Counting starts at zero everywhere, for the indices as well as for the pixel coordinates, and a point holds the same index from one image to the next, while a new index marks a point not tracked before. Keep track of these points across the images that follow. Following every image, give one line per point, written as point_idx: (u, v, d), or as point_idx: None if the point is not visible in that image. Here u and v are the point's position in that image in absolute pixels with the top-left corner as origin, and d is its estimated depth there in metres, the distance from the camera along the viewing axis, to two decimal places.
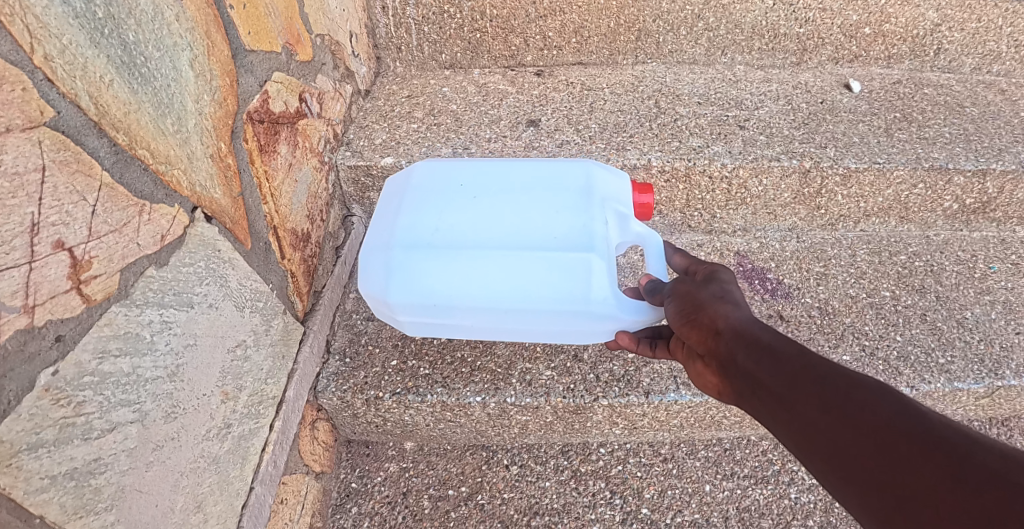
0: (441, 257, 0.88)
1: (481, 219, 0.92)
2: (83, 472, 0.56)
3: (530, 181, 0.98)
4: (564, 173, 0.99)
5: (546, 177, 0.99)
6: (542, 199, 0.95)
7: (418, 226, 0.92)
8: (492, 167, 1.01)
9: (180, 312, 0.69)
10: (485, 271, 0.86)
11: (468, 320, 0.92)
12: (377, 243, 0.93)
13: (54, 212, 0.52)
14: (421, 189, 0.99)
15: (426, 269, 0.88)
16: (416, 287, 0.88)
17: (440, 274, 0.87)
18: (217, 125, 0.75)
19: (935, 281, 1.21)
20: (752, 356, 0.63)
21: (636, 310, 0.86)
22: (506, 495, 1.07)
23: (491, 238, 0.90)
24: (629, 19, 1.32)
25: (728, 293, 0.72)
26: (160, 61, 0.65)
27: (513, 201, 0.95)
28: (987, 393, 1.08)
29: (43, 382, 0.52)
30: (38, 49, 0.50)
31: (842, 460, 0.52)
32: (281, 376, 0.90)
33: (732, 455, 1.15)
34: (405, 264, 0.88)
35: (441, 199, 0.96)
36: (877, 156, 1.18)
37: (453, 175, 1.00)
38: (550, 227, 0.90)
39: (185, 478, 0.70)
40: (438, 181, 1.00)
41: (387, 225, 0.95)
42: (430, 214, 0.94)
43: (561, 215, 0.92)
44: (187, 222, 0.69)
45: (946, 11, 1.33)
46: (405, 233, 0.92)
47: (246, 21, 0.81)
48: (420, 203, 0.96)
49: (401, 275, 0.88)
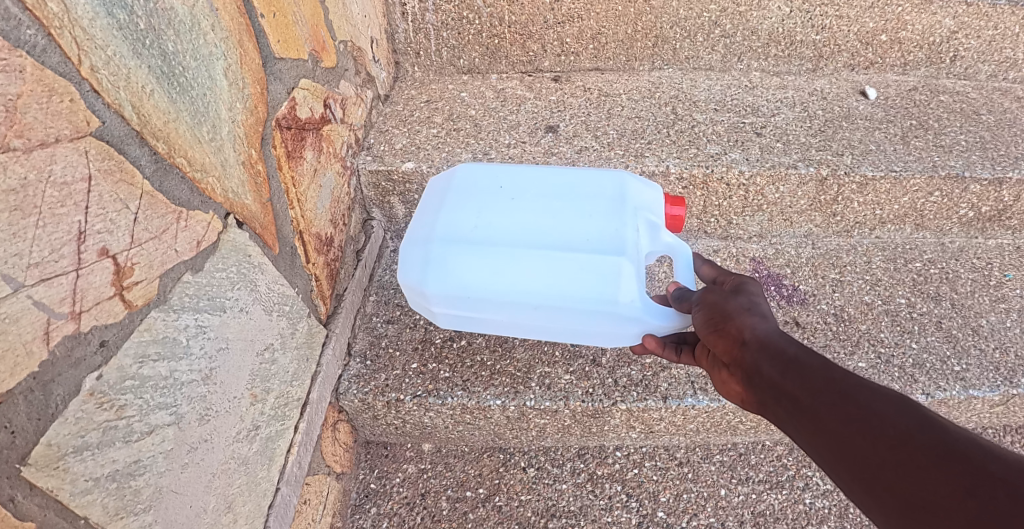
0: (478, 252, 0.90)
1: (517, 219, 0.94)
2: (124, 474, 0.57)
3: (565, 186, 1.01)
4: (595, 183, 1.01)
5: (578, 184, 1.01)
6: (576, 205, 0.96)
7: (456, 224, 0.94)
8: (530, 172, 1.03)
9: (213, 317, 0.70)
10: (517, 268, 0.88)
11: (500, 316, 0.93)
12: (417, 239, 0.95)
13: (99, 221, 0.53)
14: (460, 191, 1.01)
15: (463, 266, 0.89)
16: (451, 282, 0.89)
17: (476, 269, 0.89)
18: (248, 132, 0.76)
19: (950, 289, 1.22)
20: (777, 367, 0.63)
21: (665, 316, 0.87)
22: (524, 497, 1.08)
23: (526, 238, 0.91)
24: (646, 25, 1.32)
25: (756, 305, 0.72)
26: (196, 70, 0.66)
27: (548, 204, 0.96)
28: (1002, 401, 1.09)
29: (88, 386, 0.53)
30: (85, 61, 0.51)
31: (862, 470, 0.53)
32: (306, 378, 0.91)
33: (747, 460, 1.16)
34: (442, 260, 0.90)
35: (478, 200, 0.98)
36: (893, 164, 1.18)
37: (492, 179, 1.02)
38: (583, 230, 0.92)
39: (216, 479, 0.71)
40: (477, 183, 1.02)
41: (426, 222, 0.97)
42: (468, 214, 0.95)
43: (594, 220, 0.93)
44: (220, 228, 0.71)
45: (963, 19, 1.33)
46: (446, 229, 0.94)
47: (275, 30, 0.83)
48: (460, 203, 0.98)
49: (437, 270, 0.90)
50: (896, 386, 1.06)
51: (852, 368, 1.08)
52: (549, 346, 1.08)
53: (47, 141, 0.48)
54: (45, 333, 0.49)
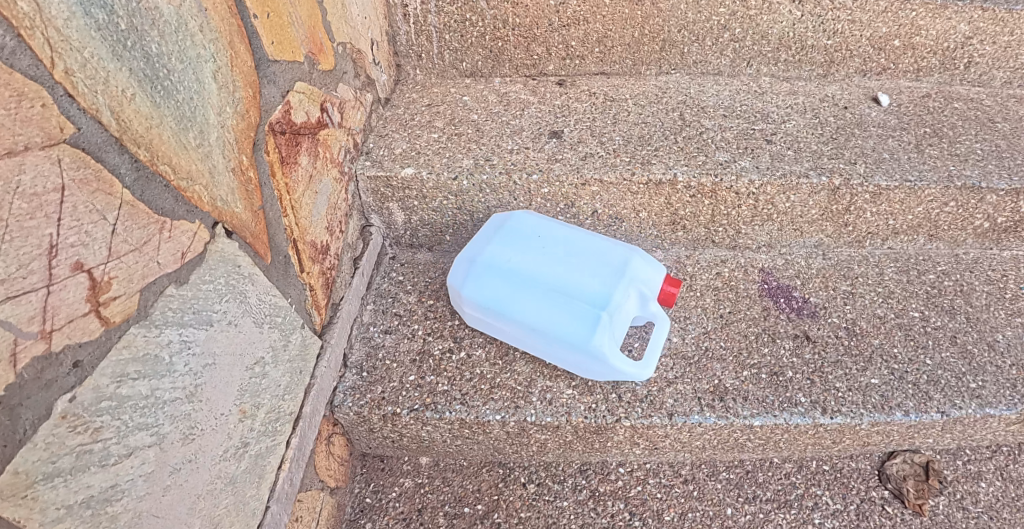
0: (502, 279, 1.00)
1: (544, 259, 1.03)
2: (99, 500, 0.54)
3: (594, 247, 1.07)
4: (614, 251, 1.07)
5: (602, 250, 1.07)
6: (589, 263, 1.04)
7: (495, 252, 1.04)
8: (569, 229, 1.11)
9: (200, 331, 0.67)
10: (527, 298, 0.98)
11: (511, 330, 1.01)
12: (464, 256, 1.06)
13: (73, 233, 0.50)
14: (509, 226, 1.09)
15: (493, 279, 1.01)
16: (479, 290, 1.01)
17: (498, 290, 1.00)
18: (238, 138, 0.73)
19: (965, 302, 1.18)
20: None
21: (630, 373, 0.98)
22: (523, 515, 1.05)
23: (542, 276, 1.00)
24: (653, 29, 1.29)
25: None
26: (183, 73, 0.63)
27: (568, 256, 1.04)
28: (1019, 420, 1.05)
29: (60, 409, 0.50)
30: (59, 64, 0.48)
31: None
32: (299, 392, 0.88)
33: (754, 478, 1.12)
34: (477, 276, 1.02)
35: (519, 237, 1.07)
36: (908, 174, 1.14)
37: (537, 229, 1.09)
38: (589, 283, 1.00)
39: (201, 500, 0.68)
40: (524, 226, 1.09)
41: (475, 245, 1.07)
42: (509, 247, 1.05)
43: (601, 277, 1.01)
44: (208, 238, 0.67)
45: (979, 24, 1.29)
46: (487, 254, 1.04)
47: (270, 31, 0.79)
48: (509, 237, 1.07)
49: (472, 283, 1.02)
50: (911, 403, 1.02)
51: (864, 385, 1.04)
52: (551, 360, 1.04)
53: (16, 148, 0.45)
54: (11, 355, 0.46)
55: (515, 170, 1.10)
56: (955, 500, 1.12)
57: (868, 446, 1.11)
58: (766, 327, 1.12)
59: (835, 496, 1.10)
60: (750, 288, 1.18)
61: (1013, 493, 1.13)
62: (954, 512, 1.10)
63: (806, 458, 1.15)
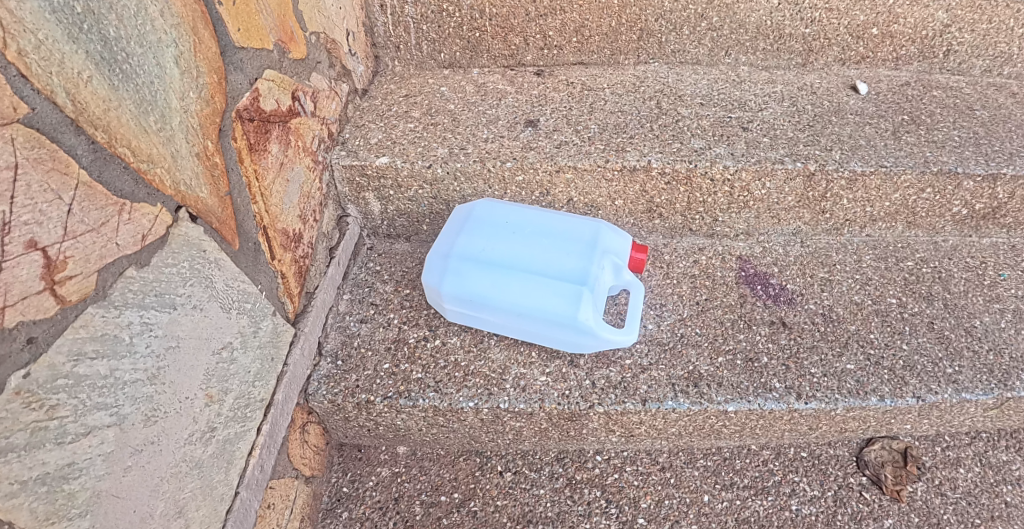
0: (483, 268, 1.01)
1: (517, 242, 1.04)
2: (56, 477, 0.55)
3: (562, 226, 1.10)
4: (582, 227, 1.10)
5: (571, 228, 1.09)
6: (561, 241, 1.06)
7: (468, 243, 1.05)
8: (535, 211, 1.12)
9: (162, 314, 0.67)
10: (512, 284, 0.99)
11: (499, 318, 1.02)
12: (440, 251, 1.07)
13: (27, 211, 0.50)
14: (477, 216, 1.10)
15: (472, 270, 1.01)
16: (461, 283, 1.01)
17: (481, 280, 1.00)
18: (203, 123, 0.73)
19: (942, 289, 1.18)
20: None
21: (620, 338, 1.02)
22: (499, 503, 1.05)
23: (519, 260, 1.02)
24: (630, 18, 1.29)
25: None
26: (142, 57, 0.64)
27: (540, 237, 1.06)
28: (996, 405, 1.05)
29: (14, 385, 0.50)
30: (11, 44, 0.49)
31: None
32: (270, 379, 0.89)
33: (732, 465, 1.12)
34: (455, 269, 1.02)
35: (488, 226, 1.08)
36: (884, 159, 1.15)
37: (503, 214, 1.10)
38: (564, 260, 1.02)
39: (165, 482, 0.68)
40: (490, 214, 1.10)
41: (448, 239, 1.08)
42: (481, 236, 1.06)
43: (573, 252, 1.04)
44: (170, 222, 0.68)
45: (957, 12, 1.30)
46: (460, 245, 1.05)
47: (236, 18, 0.80)
48: (478, 226, 1.08)
49: (453, 278, 1.02)
50: (885, 388, 1.03)
51: (840, 370, 1.05)
52: (525, 346, 1.04)
53: None
54: None
55: (489, 158, 1.10)
56: (933, 485, 1.12)
57: (844, 432, 1.11)
58: (742, 313, 1.12)
59: (813, 483, 1.11)
60: (727, 276, 1.18)
61: (991, 478, 1.13)
62: (932, 497, 1.10)
63: (784, 445, 1.15)
